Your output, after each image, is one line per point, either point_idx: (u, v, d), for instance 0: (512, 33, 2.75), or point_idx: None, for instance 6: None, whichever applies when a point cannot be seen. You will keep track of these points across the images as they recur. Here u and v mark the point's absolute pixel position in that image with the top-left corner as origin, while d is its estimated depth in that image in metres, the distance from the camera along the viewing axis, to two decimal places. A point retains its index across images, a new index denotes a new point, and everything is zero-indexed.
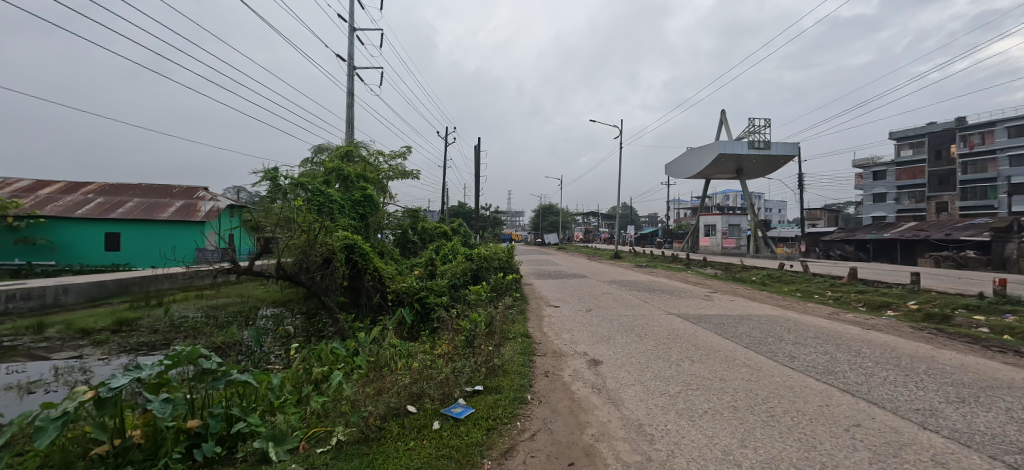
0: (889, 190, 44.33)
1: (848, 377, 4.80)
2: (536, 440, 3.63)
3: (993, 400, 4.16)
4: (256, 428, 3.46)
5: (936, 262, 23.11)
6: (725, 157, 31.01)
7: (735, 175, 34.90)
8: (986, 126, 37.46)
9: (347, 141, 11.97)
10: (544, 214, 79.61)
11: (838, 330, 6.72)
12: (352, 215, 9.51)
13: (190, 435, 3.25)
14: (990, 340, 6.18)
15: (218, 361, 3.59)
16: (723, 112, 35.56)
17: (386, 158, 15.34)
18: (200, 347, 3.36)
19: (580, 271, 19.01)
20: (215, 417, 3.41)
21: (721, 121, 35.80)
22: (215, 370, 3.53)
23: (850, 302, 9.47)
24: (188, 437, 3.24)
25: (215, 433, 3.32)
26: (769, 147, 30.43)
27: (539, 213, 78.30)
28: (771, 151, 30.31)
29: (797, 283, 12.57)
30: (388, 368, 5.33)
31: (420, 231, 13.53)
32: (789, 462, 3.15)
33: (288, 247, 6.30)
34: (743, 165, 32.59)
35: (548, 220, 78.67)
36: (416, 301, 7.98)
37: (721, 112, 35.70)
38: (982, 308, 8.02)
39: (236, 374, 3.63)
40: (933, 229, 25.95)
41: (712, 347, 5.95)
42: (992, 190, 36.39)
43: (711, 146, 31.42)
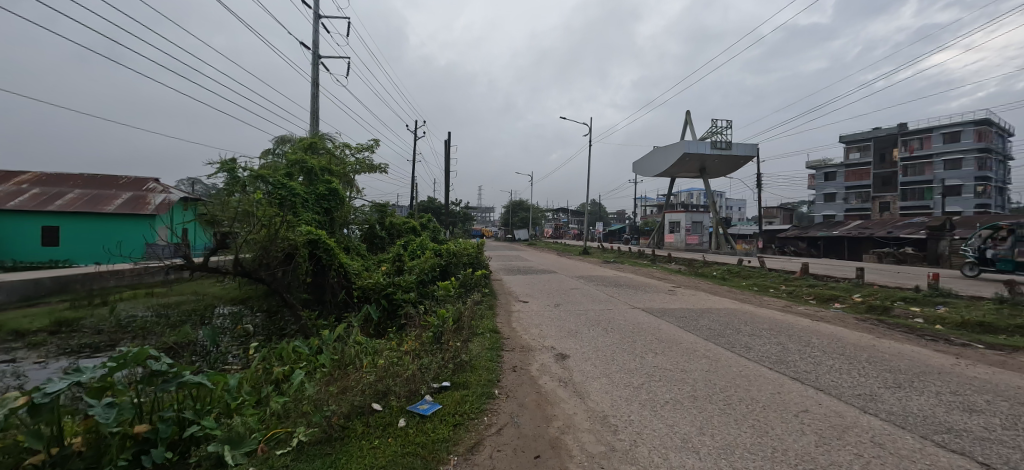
0: (839, 190, 47.06)
1: (799, 366, 5.07)
2: (502, 434, 3.63)
3: (925, 384, 4.52)
4: (210, 431, 3.30)
5: (878, 258, 24.87)
6: (689, 157, 32.10)
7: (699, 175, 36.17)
8: (923, 132, 40.53)
9: (311, 132, 11.54)
10: (515, 211, 79.75)
11: (791, 322, 7.09)
12: (317, 209, 9.16)
13: (138, 441, 3.03)
14: (924, 330, 6.69)
15: (169, 361, 3.39)
16: (689, 113, 36.73)
17: (352, 151, 14.88)
18: (149, 348, 3.15)
19: (550, 266, 19.26)
20: (166, 421, 3.21)
21: (687, 122, 37.03)
22: (166, 372, 3.32)
23: (802, 296, 10.03)
24: (135, 443, 3.03)
25: (166, 438, 3.13)
26: (731, 148, 31.69)
27: (510, 210, 78.54)
28: (733, 152, 31.59)
29: (754, 277, 13.20)
30: (354, 365, 5.24)
31: (388, 226, 13.24)
32: (742, 448, 3.31)
33: (247, 242, 5.99)
34: (706, 165, 33.91)
35: (519, 216, 78.93)
36: (383, 297, 7.85)
37: (687, 113, 36.88)
38: (918, 300, 8.67)
39: (190, 375, 3.43)
40: (876, 227, 27.85)
41: (675, 340, 6.14)
42: (928, 191, 39.54)
43: (676, 146, 32.45)
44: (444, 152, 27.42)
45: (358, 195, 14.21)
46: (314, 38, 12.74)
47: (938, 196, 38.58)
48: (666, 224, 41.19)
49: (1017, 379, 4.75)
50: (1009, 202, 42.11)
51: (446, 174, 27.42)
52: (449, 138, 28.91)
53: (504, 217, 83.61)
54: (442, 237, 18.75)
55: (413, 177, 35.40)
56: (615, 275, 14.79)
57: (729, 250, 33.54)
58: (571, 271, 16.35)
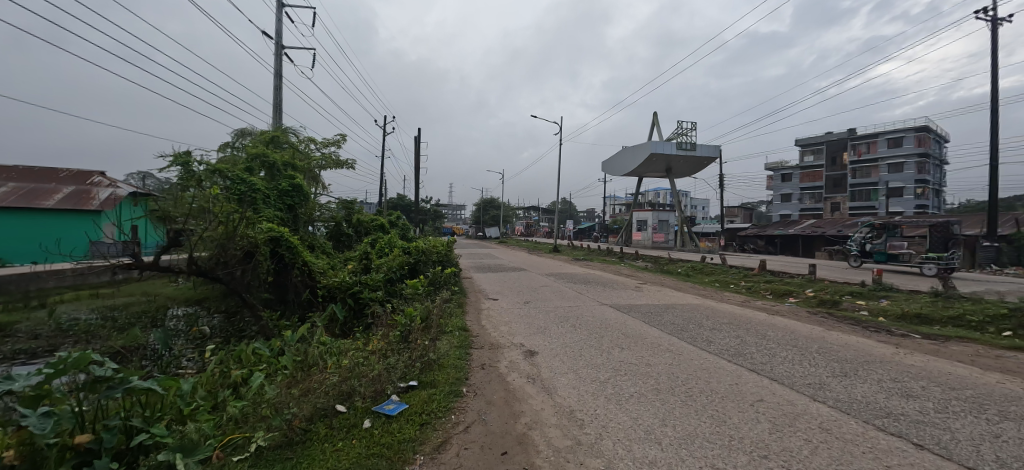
0: (794, 191, 49.63)
1: (755, 357, 5.31)
2: (470, 432, 3.61)
3: (868, 373, 4.84)
4: (161, 439, 3.09)
5: (829, 255, 26.46)
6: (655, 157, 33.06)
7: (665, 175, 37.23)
8: (870, 138, 43.25)
9: (274, 125, 11.10)
10: (487, 208, 79.69)
11: (749, 316, 7.43)
12: (279, 205, 8.82)
13: (79, 452, 2.77)
14: (868, 321, 7.16)
15: (115, 366, 3.17)
16: (656, 115, 37.76)
17: (318, 145, 14.42)
18: (94, 351, 2.92)
19: (520, 264, 19.42)
20: (111, 430, 2.97)
21: (654, 124, 38.07)
22: (110, 378, 3.10)
23: (760, 291, 10.53)
24: (76, 455, 2.76)
25: (111, 448, 2.89)
26: (696, 148, 32.84)
27: (482, 208, 78.42)
28: (697, 153, 32.76)
29: (716, 274, 13.76)
30: (317, 366, 5.08)
31: (355, 223, 12.98)
32: (701, 437, 3.43)
33: (203, 240, 5.68)
34: (672, 165, 35.02)
35: (491, 214, 78.90)
36: (349, 296, 7.69)
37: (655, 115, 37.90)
38: (863, 294, 9.27)
39: (138, 381, 3.22)
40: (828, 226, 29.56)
41: (640, 335, 6.30)
42: (874, 193, 42.53)
43: (643, 147, 33.32)
44: (414, 148, 27.11)
45: (324, 191, 13.80)
46: (277, 28, 12.27)
47: (883, 197, 41.43)
48: (635, 223, 42.21)
49: (947, 366, 5.16)
50: (943, 204, 45.96)
51: (416, 171, 27.06)
52: (419, 135, 28.57)
53: (477, 216, 83.38)
54: (412, 235, 18.52)
55: (382, 174, 34.77)
56: (583, 272, 15.06)
57: (693, 248, 34.92)
58: (542, 269, 16.52)
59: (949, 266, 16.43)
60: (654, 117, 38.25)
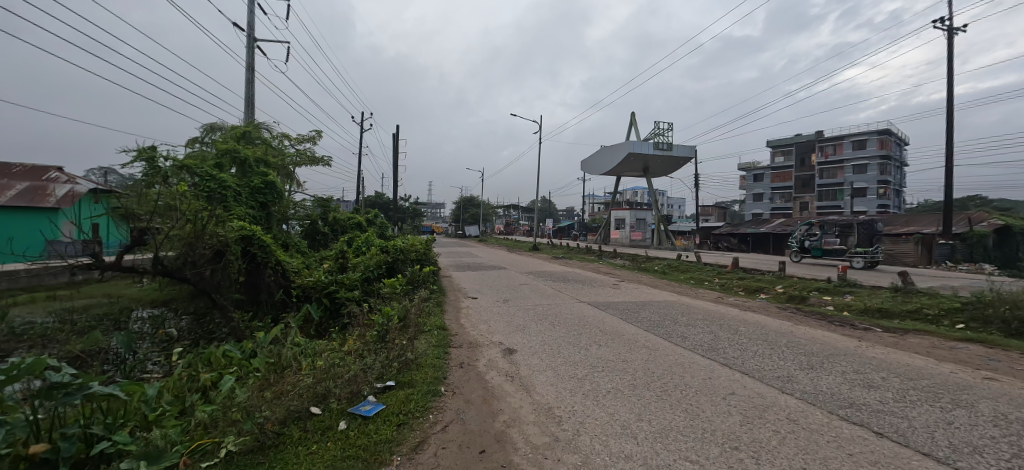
0: (765, 191, 51.34)
1: (727, 352, 5.46)
2: (448, 431, 3.60)
3: (833, 365, 5.06)
4: (124, 446, 2.92)
5: None
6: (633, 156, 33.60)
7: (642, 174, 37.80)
8: (836, 140, 44.99)
9: (245, 120, 10.75)
10: (467, 207, 79.42)
11: (723, 311, 7.65)
12: (251, 203, 8.56)
13: (33, 463, 2.60)
14: (834, 316, 7.47)
15: (73, 372, 3.00)
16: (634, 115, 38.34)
17: (292, 142, 14.05)
18: (50, 355, 2.75)
19: (500, 262, 19.45)
20: (68, 438, 2.80)
21: (631, 124, 38.66)
22: (68, 384, 2.92)
23: (733, 287, 10.85)
24: (29, 466, 2.59)
25: (69, 458, 2.72)
26: (672, 149, 33.53)
27: (462, 207, 78.06)
28: (673, 153, 33.47)
29: (691, 271, 14.09)
30: (291, 368, 4.97)
31: (331, 222, 12.78)
32: (675, 431, 3.51)
33: (169, 238, 5.46)
34: (649, 165, 35.67)
35: (471, 212, 78.65)
36: (325, 296, 7.56)
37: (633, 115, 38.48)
38: (829, 290, 9.66)
39: (98, 386, 3.05)
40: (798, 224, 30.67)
41: (618, 332, 6.40)
42: (839, 193, 44.37)
43: (621, 146, 33.80)
44: (392, 145, 26.74)
45: (299, 189, 13.47)
46: (249, 20, 11.90)
47: (847, 197, 43.29)
48: (613, 221, 42.74)
49: (905, 357, 5.44)
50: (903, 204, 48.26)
51: (395, 169, 26.74)
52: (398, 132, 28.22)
53: (457, 214, 82.94)
54: (390, 233, 18.29)
55: (359, 171, 34.16)
56: (562, 270, 15.19)
57: (670, 246, 35.71)
58: (521, 267, 16.57)
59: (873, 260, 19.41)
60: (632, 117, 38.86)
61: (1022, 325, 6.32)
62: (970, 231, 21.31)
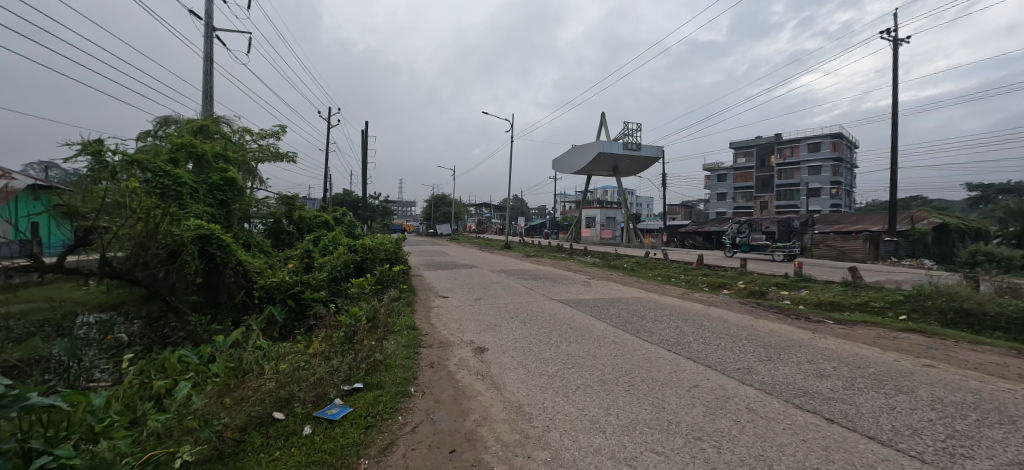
0: (729, 190, 53.52)
1: (692, 346, 5.66)
2: (417, 432, 3.56)
3: (789, 356, 5.33)
4: (66, 461, 2.70)
5: None
6: (604, 156, 34.20)
7: (612, 174, 38.47)
8: (793, 143, 47.57)
9: (202, 113, 10.20)
10: (438, 205, 78.73)
11: (688, 307, 7.90)
12: (209, 201, 8.15)
13: None
14: (790, 310, 7.87)
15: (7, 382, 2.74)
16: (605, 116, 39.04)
17: (254, 137, 13.47)
18: None
19: (471, 261, 19.41)
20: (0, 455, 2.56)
21: (602, 124, 39.38)
22: (3, 395, 2.67)
23: (698, 283, 11.25)
24: None
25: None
26: (640, 149, 34.40)
27: (433, 205, 77.22)
28: (641, 153, 34.34)
29: (659, 268, 14.52)
30: (253, 373, 4.77)
31: (296, 221, 12.36)
32: (642, 424, 3.60)
33: (118, 238, 5.12)
34: (619, 165, 36.42)
35: (444, 210, 77.95)
36: (289, 297, 7.32)
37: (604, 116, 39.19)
38: (786, 285, 10.17)
39: (37, 397, 2.80)
40: None
41: (588, 328, 6.51)
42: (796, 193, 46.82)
43: (592, 146, 34.35)
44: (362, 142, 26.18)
45: (262, 186, 12.94)
46: (206, 8, 11.29)
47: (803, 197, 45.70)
48: (585, 219, 43.36)
49: (853, 347, 5.81)
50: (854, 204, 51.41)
51: (363, 166, 26.11)
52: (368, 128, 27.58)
53: (429, 213, 82.00)
54: (359, 232, 17.88)
55: (327, 168, 33.22)
56: (534, 268, 15.32)
57: (638, 244, 36.62)
58: (493, 265, 16.61)
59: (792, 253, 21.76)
60: (604, 117, 39.55)
61: (956, 316, 6.90)
62: (911, 229, 23.00)
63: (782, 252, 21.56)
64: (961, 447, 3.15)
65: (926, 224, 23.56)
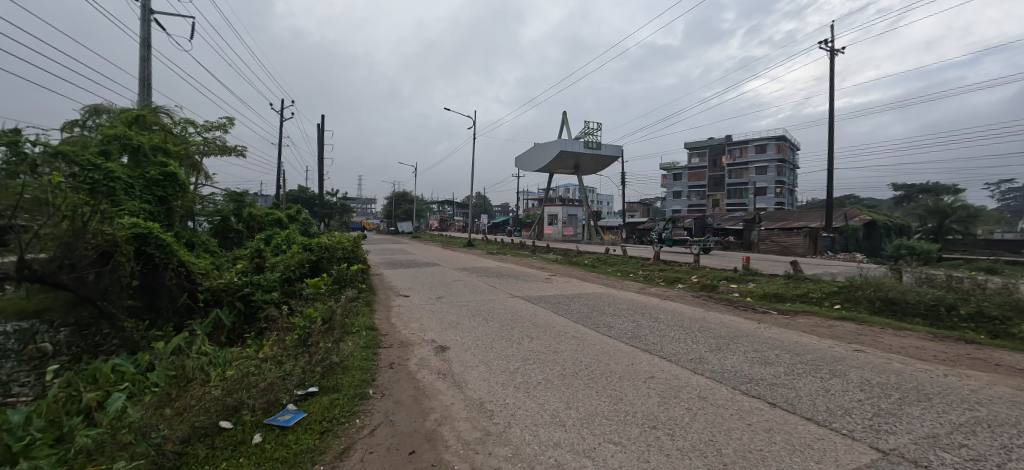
0: (683, 189, 56.05)
1: (648, 339, 5.88)
2: (376, 435, 3.48)
3: (737, 345, 5.66)
4: None
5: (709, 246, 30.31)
6: (565, 154, 34.78)
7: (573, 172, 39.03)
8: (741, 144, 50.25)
9: (139, 103, 9.44)
10: (399, 202, 77.22)
11: (645, 301, 8.21)
12: (147, 197, 7.57)
13: None
14: (739, 301, 8.35)
15: None
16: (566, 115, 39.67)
17: (198, 129, 12.60)
18: None
19: (433, 259, 19.22)
20: None
21: (564, 123, 39.98)
22: None
23: (655, 278, 11.72)
24: None
25: None
26: (600, 148, 35.31)
27: (393, 202, 75.55)
28: (601, 151, 35.23)
29: (618, 264, 15.01)
30: (196, 380, 4.49)
31: (245, 218, 11.72)
32: (601, 416, 3.71)
33: (39, 238, 4.63)
34: (580, 163, 37.13)
35: (405, 207, 76.49)
36: (238, 299, 6.95)
37: (565, 115, 39.82)
38: (735, 278, 10.81)
39: None
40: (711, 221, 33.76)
41: (549, 324, 6.62)
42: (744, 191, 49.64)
43: (553, 144, 34.83)
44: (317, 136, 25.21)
45: (207, 181, 12.16)
46: None
47: (751, 196, 48.61)
48: (546, 217, 43.91)
49: (793, 335, 6.26)
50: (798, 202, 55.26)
51: (319, 161, 25.04)
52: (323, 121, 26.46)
53: (390, 210, 80.17)
54: (315, 230, 17.21)
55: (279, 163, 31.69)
56: (496, 265, 15.41)
57: (599, 240, 37.66)
58: (455, 263, 16.55)
59: (708, 246, 24.61)
60: (566, 116, 40.18)
61: (882, 304, 7.60)
62: (845, 225, 25.05)
63: (699, 245, 25.08)
64: (886, 424, 3.47)
65: (858, 221, 25.73)
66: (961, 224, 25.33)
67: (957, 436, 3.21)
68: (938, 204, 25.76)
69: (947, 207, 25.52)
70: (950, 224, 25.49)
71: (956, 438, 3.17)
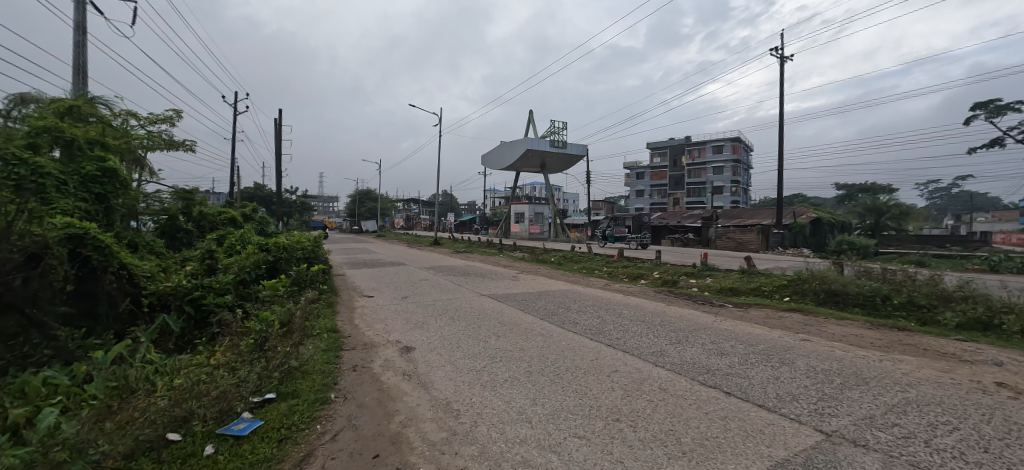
0: (646, 188, 57.84)
1: (612, 334, 6.05)
2: (338, 440, 3.40)
3: (695, 338, 5.93)
4: None
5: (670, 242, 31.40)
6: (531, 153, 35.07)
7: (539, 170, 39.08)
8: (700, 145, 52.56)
9: (72, 92, 8.69)
10: (363, 200, 75.21)
11: (609, 297, 8.43)
12: (82, 194, 6.99)
13: None
14: (697, 296, 8.73)
15: None
16: (533, 114, 39.94)
17: (141, 122, 11.74)
18: None
19: (398, 258, 18.87)
20: None
21: (532, 121, 40.24)
22: None
23: (619, 275, 12.05)
24: None
25: None
26: (566, 147, 35.87)
27: (357, 200, 73.37)
28: (566, 151, 35.76)
29: (583, 261, 15.31)
30: (140, 391, 4.21)
31: (195, 218, 11.08)
32: (567, 411, 3.79)
33: None
34: (546, 162, 37.54)
35: (369, 206, 74.53)
36: (188, 304, 6.57)
37: (532, 114, 40.08)
38: (694, 273, 11.28)
39: None
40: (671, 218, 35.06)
41: (515, 322, 6.68)
42: (702, 190, 51.78)
43: (519, 143, 35.03)
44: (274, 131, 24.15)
45: (151, 178, 11.38)
46: None
47: (709, 195, 50.81)
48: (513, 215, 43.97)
49: (748, 327, 6.61)
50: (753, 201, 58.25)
51: (276, 157, 23.94)
52: (281, 116, 25.31)
53: (353, 208, 77.75)
54: (273, 230, 16.50)
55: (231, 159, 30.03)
56: (463, 264, 15.34)
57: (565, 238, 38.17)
58: (421, 262, 16.34)
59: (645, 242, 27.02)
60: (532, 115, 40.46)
61: (826, 296, 8.16)
62: (794, 222, 26.67)
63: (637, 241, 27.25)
64: (828, 407, 3.76)
65: (806, 218, 27.45)
66: (896, 221, 27.58)
67: (890, 416, 3.52)
68: (875, 202, 27.83)
69: (883, 206, 27.59)
70: (886, 221, 27.71)
71: (889, 418, 3.48)
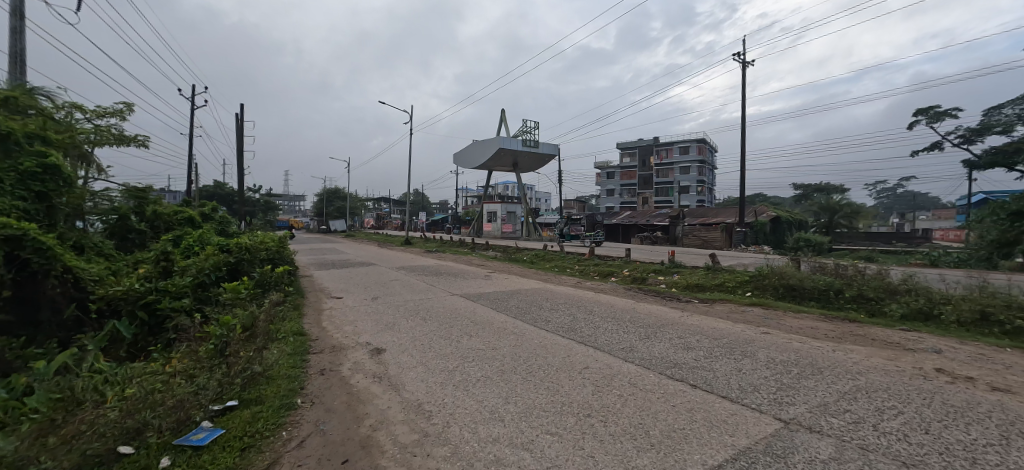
0: (617, 187, 59.05)
1: (583, 331, 6.17)
2: (305, 446, 3.32)
3: (662, 333, 6.14)
4: None
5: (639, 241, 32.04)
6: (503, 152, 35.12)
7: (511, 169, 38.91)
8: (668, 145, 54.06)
9: (8, 82, 8.03)
10: (332, 199, 73.09)
11: (581, 295, 8.58)
12: (20, 192, 6.48)
13: None
14: (665, 292, 9.00)
15: None
16: (506, 113, 40.02)
17: (88, 115, 11.00)
18: None
19: (368, 258, 18.48)
20: None
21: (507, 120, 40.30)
22: None
23: (590, 272, 12.27)
24: None
25: None
26: (538, 147, 36.18)
27: (325, 198, 71.22)
28: (539, 150, 36.05)
29: (555, 260, 15.48)
30: (88, 403, 3.96)
31: (149, 218, 10.48)
32: (539, 408, 3.84)
33: None
34: (518, 161, 37.71)
35: (338, 204, 72.53)
36: (141, 308, 6.21)
37: (505, 113, 40.16)
38: (662, 270, 11.63)
39: None
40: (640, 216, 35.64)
41: (488, 321, 6.70)
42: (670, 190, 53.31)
43: (491, 142, 35.04)
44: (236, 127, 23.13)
45: (100, 175, 10.69)
46: None
47: (676, 194, 52.42)
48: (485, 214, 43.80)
49: (713, 322, 6.89)
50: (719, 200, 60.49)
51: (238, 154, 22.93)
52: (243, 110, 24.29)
53: (320, 206, 75.37)
54: (234, 230, 15.82)
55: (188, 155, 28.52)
56: (435, 264, 15.21)
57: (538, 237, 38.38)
58: (392, 262, 16.06)
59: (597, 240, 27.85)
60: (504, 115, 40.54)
61: (785, 290, 8.59)
62: (755, 221, 27.89)
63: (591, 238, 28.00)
64: (786, 396, 3.98)
65: (767, 216, 28.73)
66: (847, 219, 29.24)
67: (842, 403, 3.77)
68: (829, 202, 29.48)
69: (836, 205, 29.25)
70: (838, 219, 29.32)
71: (840, 404, 3.72)
